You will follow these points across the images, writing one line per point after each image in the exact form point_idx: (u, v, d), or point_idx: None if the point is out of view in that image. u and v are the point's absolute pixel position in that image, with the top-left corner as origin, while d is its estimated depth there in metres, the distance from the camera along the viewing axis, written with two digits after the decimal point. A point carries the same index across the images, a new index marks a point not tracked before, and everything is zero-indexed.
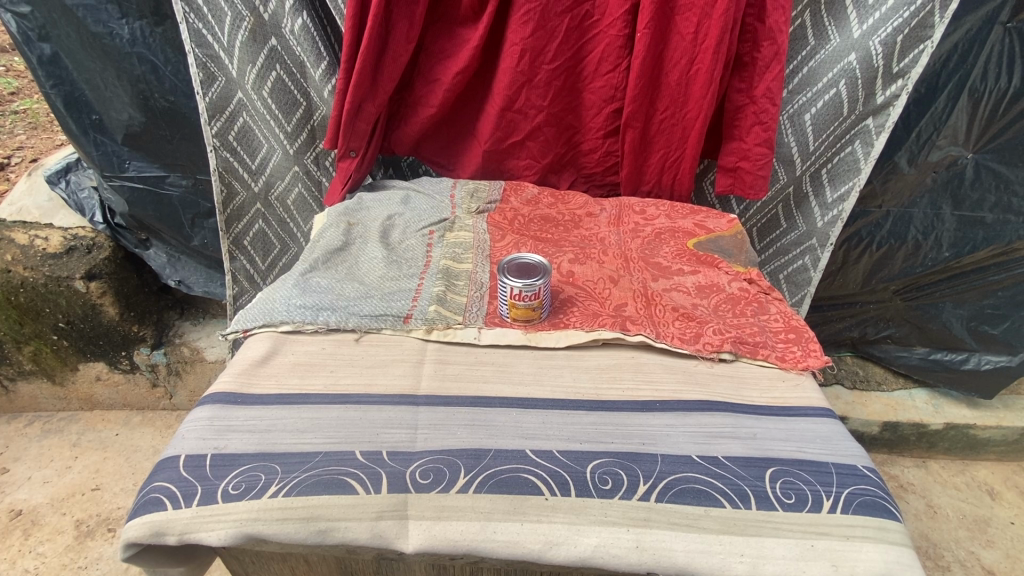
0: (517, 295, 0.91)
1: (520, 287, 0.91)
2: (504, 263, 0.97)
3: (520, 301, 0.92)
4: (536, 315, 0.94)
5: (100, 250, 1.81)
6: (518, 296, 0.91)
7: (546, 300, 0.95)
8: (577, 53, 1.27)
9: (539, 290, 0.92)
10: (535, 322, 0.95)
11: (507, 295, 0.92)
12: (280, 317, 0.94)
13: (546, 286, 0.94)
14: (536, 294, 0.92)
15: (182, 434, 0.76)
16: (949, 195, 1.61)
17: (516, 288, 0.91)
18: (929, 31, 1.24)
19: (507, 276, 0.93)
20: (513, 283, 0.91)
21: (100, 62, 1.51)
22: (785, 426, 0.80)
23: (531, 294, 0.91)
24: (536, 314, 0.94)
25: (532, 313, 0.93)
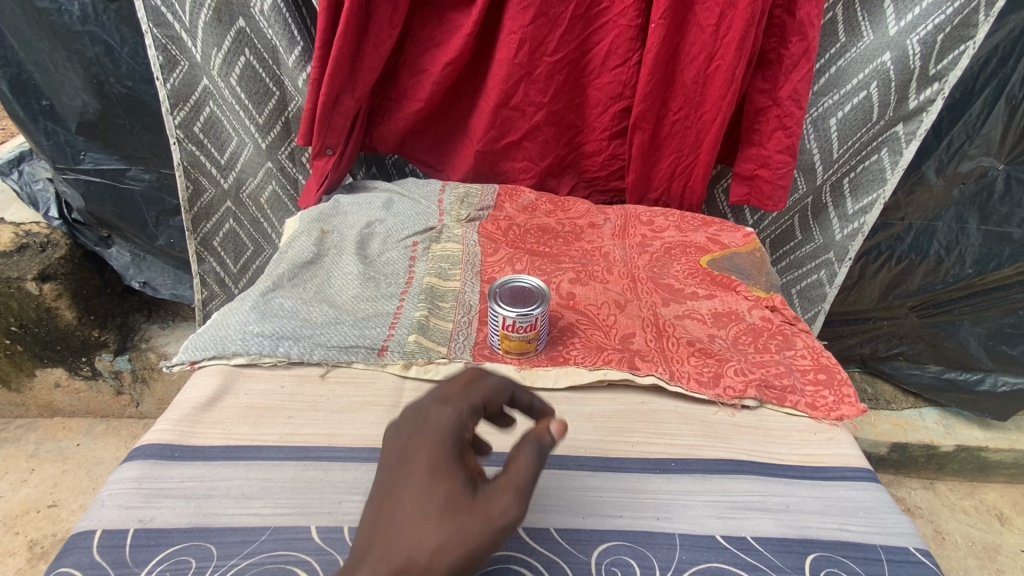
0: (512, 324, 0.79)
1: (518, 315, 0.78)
2: (495, 290, 0.83)
3: (514, 332, 0.80)
4: (531, 347, 0.81)
5: (56, 248, 1.66)
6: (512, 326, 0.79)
7: (543, 330, 0.82)
8: (582, 45, 1.13)
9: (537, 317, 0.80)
10: (530, 356, 0.82)
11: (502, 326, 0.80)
12: (234, 348, 0.81)
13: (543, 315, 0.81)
14: (532, 325, 0.79)
15: (103, 499, 0.63)
16: (976, 209, 1.50)
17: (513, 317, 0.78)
18: (972, 30, 1.12)
19: (498, 304, 0.80)
20: (507, 313, 0.78)
21: (48, 42, 1.35)
22: (821, 496, 0.68)
23: (526, 325, 0.79)
24: (533, 345, 0.81)
25: (530, 345, 0.81)
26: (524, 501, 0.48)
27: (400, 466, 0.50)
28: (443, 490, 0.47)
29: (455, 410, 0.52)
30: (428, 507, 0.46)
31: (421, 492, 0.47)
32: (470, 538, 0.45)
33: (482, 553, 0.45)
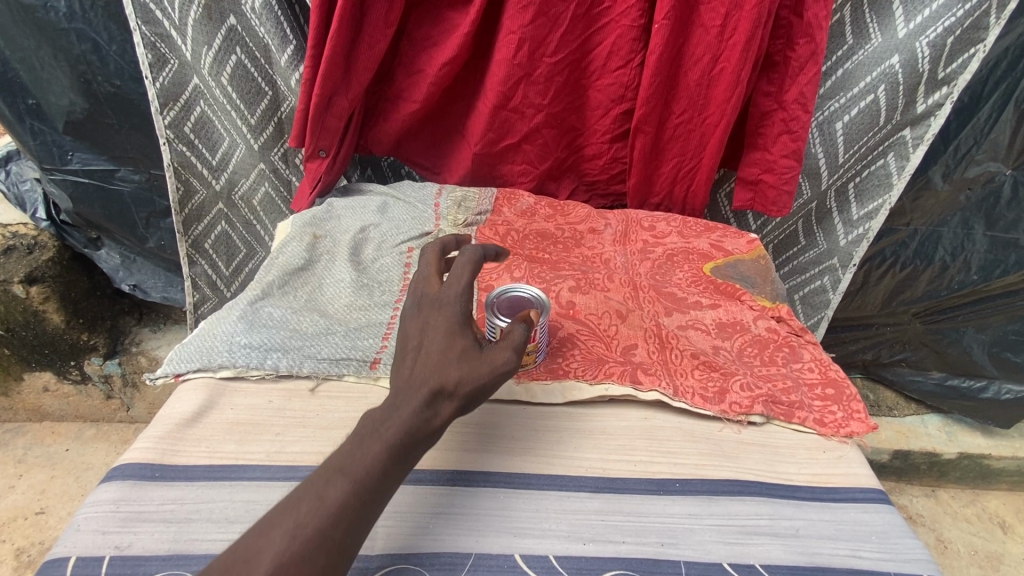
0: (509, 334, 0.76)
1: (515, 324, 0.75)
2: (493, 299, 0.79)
3: None
4: (530, 359, 0.77)
5: (43, 250, 1.62)
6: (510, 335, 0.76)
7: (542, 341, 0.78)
8: (583, 45, 1.10)
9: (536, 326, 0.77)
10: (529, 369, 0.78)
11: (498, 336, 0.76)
12: (219, 360, 0.77)
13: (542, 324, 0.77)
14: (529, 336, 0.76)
15: (78, 523, 0.60)
16: (982, 215, 1.48)
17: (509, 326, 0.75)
18: (983, 33, 1.09)
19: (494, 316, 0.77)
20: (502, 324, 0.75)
21: (34, 39, 1.31)
22: (831, 519, 0.65)
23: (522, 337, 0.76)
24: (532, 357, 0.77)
25: (529, 358, 0.77)
26: (516, 355, 0.65)
27: (423, 328, 0.65)
28: (459, 343, 0.63)
29: (462, 287, 0.67)
30: (450, 352, 0.62)
31: (442, 343, 0.62)
32: (482, 375, 0.62)
33: (489, 386, 0.63)
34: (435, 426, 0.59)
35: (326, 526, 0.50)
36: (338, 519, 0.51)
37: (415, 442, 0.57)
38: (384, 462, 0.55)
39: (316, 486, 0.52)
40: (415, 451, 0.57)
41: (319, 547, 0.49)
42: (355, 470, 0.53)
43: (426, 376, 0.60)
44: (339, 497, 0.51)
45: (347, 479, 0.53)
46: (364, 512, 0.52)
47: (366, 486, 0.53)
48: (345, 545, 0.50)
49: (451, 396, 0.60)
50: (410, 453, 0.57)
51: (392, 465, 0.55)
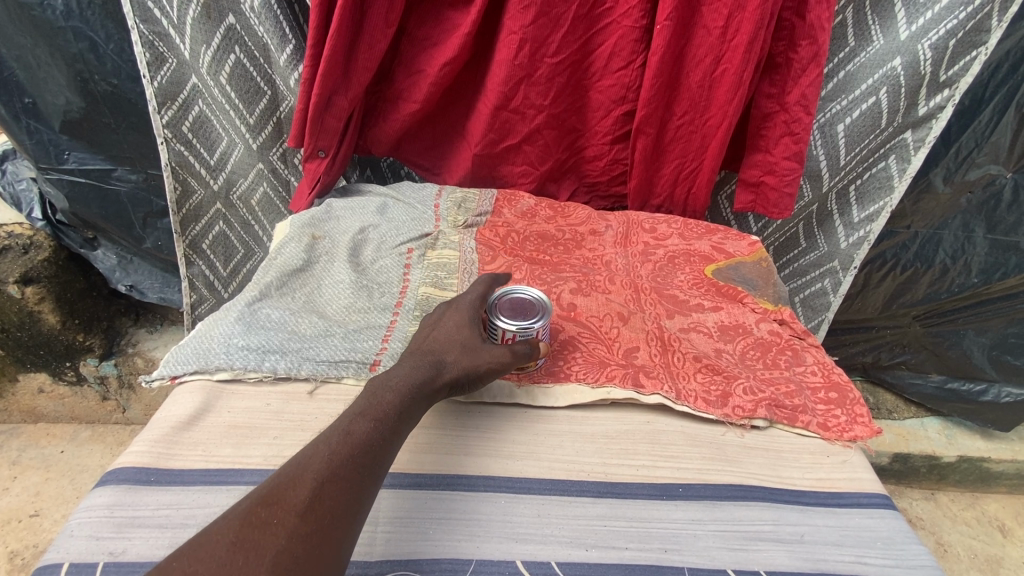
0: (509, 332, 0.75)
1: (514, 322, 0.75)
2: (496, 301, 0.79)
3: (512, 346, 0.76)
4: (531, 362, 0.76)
5: (39, 250, 1.61)
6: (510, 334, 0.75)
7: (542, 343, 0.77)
8: (584, 46, 1.09)
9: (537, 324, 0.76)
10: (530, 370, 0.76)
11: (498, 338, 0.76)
12: (216, 362, 0.76)
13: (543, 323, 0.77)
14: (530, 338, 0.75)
15: (72, 528, 0.59)
16: (983, 217, 1.47)
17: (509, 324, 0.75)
18: (985, 36, 1.09)
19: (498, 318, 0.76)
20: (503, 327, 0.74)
21: (30, 37, 1.30)
22: (836, 524, 0.65)
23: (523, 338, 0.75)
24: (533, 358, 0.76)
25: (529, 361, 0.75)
26: (513, 356, 0.72)
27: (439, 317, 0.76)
28: (464, 331, 0.73)
29: (476, 290, 0.79)
30: (456, 336, 0.72)
31: (450, 328, 0.73)
32: (478, 359, 0.70)
33: (484, 372, 0.70)
34: (434, 388, 0.67)
35: (359, 451, 0.56)
36: (368, 447, 0.57)
37: (419, 395, 0.65)
38: (398, 406, 0.62)
39: (346, 422, 0.59)
40: (420, 405, 0.65)
41: (354, 468, 0.55)
42: (377, 411, 0.61)
43: (431, 348, 0.70)
44: (368, 431, 0.58)
45: (372, 417, 0.60)
46: (387, 446, 0.59)
47: (388, 423, 0.60)
48: (374, 466, 0.56)
49: (449, 369, 0.68)
50: (417, 405, 0.64)
51: (406, 410, 0.63)
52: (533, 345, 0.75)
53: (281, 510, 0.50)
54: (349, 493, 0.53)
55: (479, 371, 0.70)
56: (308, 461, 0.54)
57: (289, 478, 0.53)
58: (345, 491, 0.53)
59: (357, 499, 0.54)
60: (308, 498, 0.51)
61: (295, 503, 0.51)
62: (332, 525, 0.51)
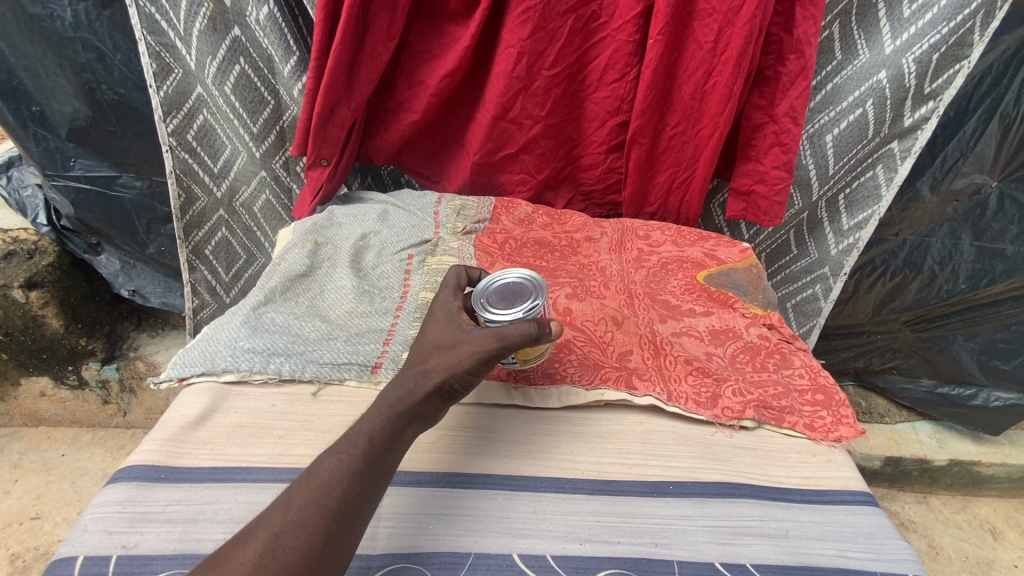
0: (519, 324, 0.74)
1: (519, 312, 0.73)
2: (476, 297, 0.76)
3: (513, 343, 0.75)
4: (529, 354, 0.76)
5: (44, 255, 1.63)
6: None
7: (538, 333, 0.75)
8: (580, 59, 1.13)
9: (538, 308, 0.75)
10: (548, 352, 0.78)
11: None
12: (223, 364, 0.79)
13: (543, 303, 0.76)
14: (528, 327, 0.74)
15: (85, 524, 0.61)
16: (970, 225, 1.51)
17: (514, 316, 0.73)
18: (967, 50, 1.12)
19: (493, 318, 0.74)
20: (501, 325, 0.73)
21: (39, 47, 1.33)
22: (820, 520, 0.67)
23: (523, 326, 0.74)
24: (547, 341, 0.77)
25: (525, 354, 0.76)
26: (499, 340, 0.68)
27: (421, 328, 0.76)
28: (448, 330, 0.72)
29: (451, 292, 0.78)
30: (435, 342, 0.71)
31: (432, 333, 0.72)
32: (461, 355, 0.68)
33: (471, 366, 0.68)
34: (417, 398, 0.66)
35: (318, 500, 0.55)
36: (328, 497, 0.55)
37: (401, 412, 0.64)
38: (373, 435, 0.61)
39: (310, 470, 0.58)
40: (405, 422, 0.64)
41: (310, 520, 0.53)
42: (350, 444, 0.60)
43: (415, 360, 0.70)
44: (330, 478, 0.57)
45: (338, 460, 0.58)
46: (354, 491, 0.57)
47: (355, 467, 0.58)
48: (343, 509, 0.55)
49: (431, 374, 0.67)
50: (401, 422, 0.63)
51: (377, 449, 0.60)
52: (540, 324, 0.69)
53: (229, 569, 0.49)
54: (304, 547, 0.52)
55: (466, 367, 0.68)
56: (266, 515, 0.54)
57: (246, 532, 0.53)
58: (300, 545, 0.52)
59: (315, 552, 0.52)
60: (257, 556, 0.50)
61: (244, 562, 0.50)
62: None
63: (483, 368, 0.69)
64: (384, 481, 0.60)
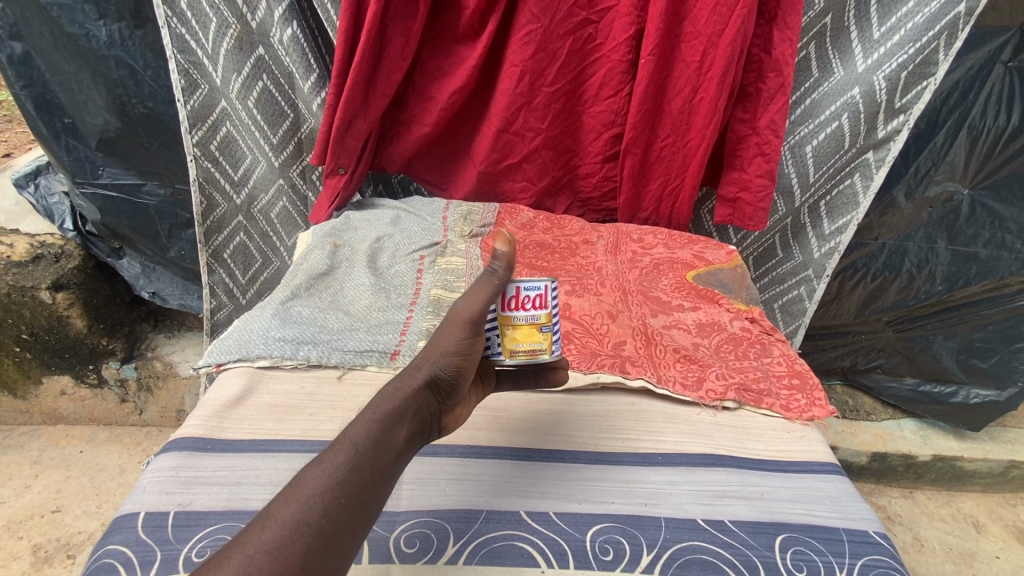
0: (518, 303, 0.70)
1: (522, 288, 0.70)
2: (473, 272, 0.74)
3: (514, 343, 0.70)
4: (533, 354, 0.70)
5: (70, 258, 1.72)
6: (519, 304, 0.70)
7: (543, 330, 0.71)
8: (578, 77, 1.23)
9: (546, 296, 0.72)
10: (545, 358, 0.71)
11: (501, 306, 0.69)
12: (257, 351, 0.88)
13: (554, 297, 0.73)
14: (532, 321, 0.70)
15: (143, 485, 0.69)
16: (944, 230, 1.61)
17: (515, 290, 0.70)
18: (933, 68, 1.23)
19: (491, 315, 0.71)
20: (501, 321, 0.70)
21: (75, 64, 1.43)
22: (792, 486, 0.76)
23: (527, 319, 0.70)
24: (547, 343, 0.71)
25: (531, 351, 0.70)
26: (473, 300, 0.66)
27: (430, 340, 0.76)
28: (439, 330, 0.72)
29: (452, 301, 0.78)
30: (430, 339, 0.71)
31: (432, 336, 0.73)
32: (446, 335, 0.67)
33: (458, 341, 0.66)
34: (411, 390, 0.64)
35: (299, 517, 0.50)
36: (310, 513, 0.51)
37: (394, 411, 0.61)
38: (361, 443, 0.57)
39: (290, 485, 0.53)
40: (396, 424, 0.61)
41: (290, 539, 0.48)
42: (335, 455, 0.56)
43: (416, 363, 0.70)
44: (311, 492, 0.52)
45: (320, 472, 0.54)
46: (339, 506, 0.52)
47: (339, 479, 0.54)
48: (327, 525, 0.50)
49: (419, 366, 0.66)
50: (392, 423, 0.61)
51: (363, 458, 0.56)
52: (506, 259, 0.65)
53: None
54: (283, 571, 0.46)
55: (448, 346, 0.66)
56: (240, 537, 0.48)
57: (216, 557, 0.46)
58: (278, 569, 0.46)
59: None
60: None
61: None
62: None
63: (464, 336, 0.66)
64: (373, 494, 0.56)
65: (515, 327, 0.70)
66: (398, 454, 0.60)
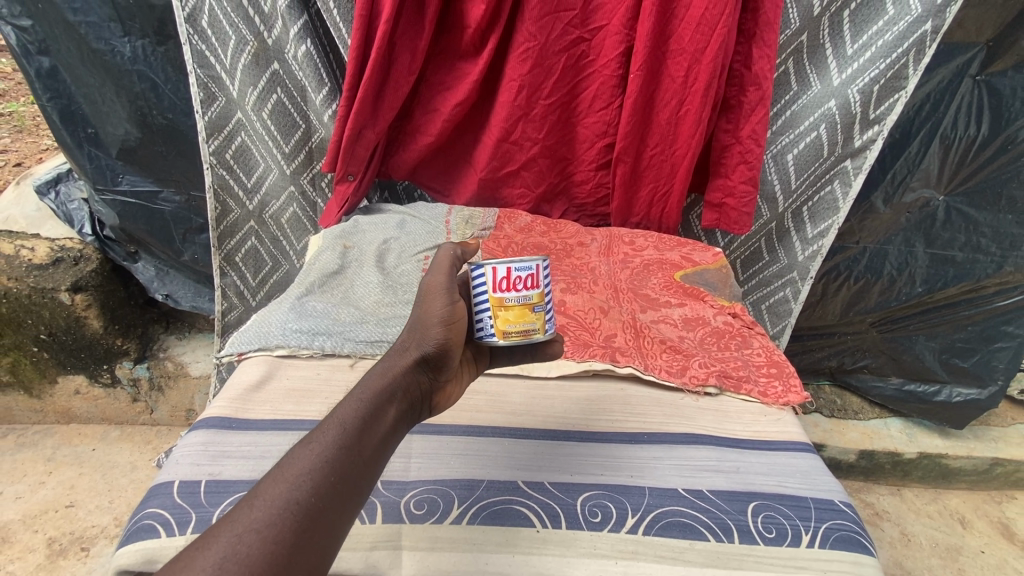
0: (511, 284, 0.75)
1: (514, 270, 0.76)
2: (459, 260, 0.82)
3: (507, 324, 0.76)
4: (527, 333, 0.76)
5: (88, 262, 1.80)
6: (511, 286, 0.75)
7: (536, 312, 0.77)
8: (572, 90, 1.32)
9: (536, 277, 0.78)
10: (537, 336, 0.77)
11: (495, 287, 0.75)
12: (276, 341, 0.95)
13: (543, 279, 0.79)
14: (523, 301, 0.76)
15: (176, 458, 0.77)
16: (922, 234, 1.69)
17: (508, 272, 0.76)
18: (903, 82, 1.32)
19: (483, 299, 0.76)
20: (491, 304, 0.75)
21: (100, 78, 1.52)
22: (765, 461, 0.83)
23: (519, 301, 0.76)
24: (540, 323, 0.77)
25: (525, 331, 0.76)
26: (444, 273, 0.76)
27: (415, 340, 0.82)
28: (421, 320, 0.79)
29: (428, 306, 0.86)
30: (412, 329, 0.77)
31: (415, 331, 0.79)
32: (427, 311, 0.74)
33: (438, 312, 0.72)
34: (401, 367, 0.69)
35: (288, 496, 0.52)
36: (298, 491, 0.53)
37: (381, 391, 0.65)
38: (347, 424, 0.60)
39: (279, 465, 0.55)
40: (384, 403, 0.64)
41: (280, 518, 0.50)
42: (323, 436, 0.58)
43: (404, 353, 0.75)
44: (300, 471, 0.54)
45: (309, 452, 0.56)
46: (328, 484, 0.54)
47: (327, 458, 0.56)
48: (316, 502, 0.53)
49: (406, 349, 0.71)
50: (380, 403, 0.64)
51: (350, 437, 0.59)
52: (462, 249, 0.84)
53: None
54: (272, 547, 0.48)
55: (431, 320, 0.72)
56: (230, 515, 0.50)
57: (206, 535, 0.48)
58: (268, 544, 0.49)
59: (284, 552, 0.49)
60: (218, 559, 0.46)
61: (203, 569, 0.45)
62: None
63: (444, 304, 0.73)
64: (362, 473, 0.58)
65: (507, 309, 0.75)
66: (388, 432, 0.63)
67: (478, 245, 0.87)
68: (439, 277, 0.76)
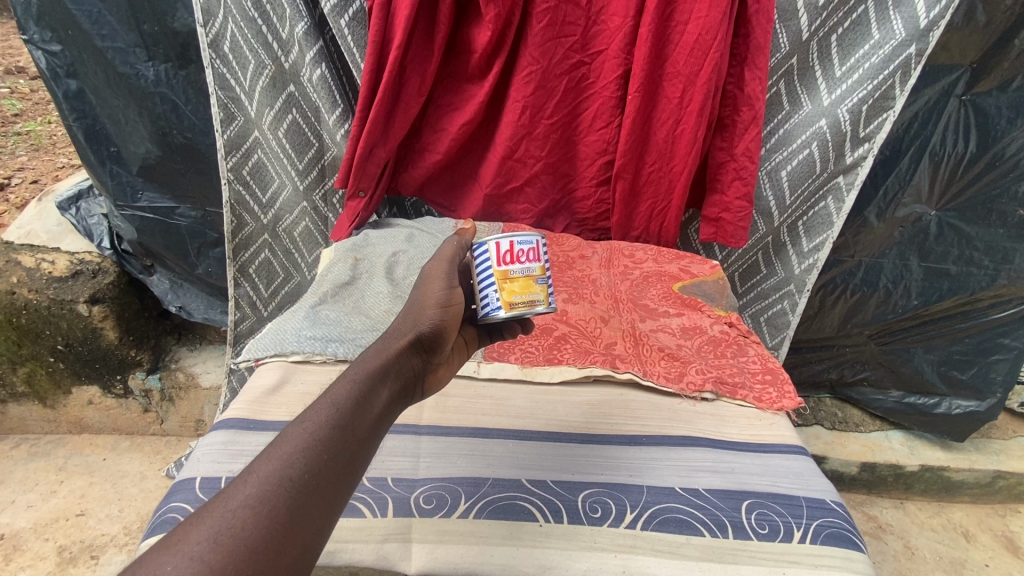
0: (515, 257, 0.83)
1: (516, 245, 0.83)
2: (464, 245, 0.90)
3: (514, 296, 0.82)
4: (532, 303, 0.83)
5: (106, 274, 1.86)
6: (515, 259, 0.83)
7: (537, 283, 0.85)
8: (573, 111, 1.39)
9: (536, 252, 0.86)
10: (540, 307, 0.84)
11: (500, 260, 0.82)
12: (291, 347, 1.00)
13: (542, 254, 0.87)
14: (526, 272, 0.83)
15: (198, 456, 0.82)
16: (915, 248, 1.74)
17: (511, 246, 0.83)
18: (891, 102, 1.37)
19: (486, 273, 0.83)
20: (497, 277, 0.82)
21: (124, 100, 1.60)
22: (759, 462, 0.86)
23: (522, 273, 0.83)
24: (542, 293, 0.85)
25: (530, 300, 0.83)
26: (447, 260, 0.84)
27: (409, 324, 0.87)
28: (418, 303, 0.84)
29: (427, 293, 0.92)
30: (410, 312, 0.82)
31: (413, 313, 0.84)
32: (427, 293, 0.80)
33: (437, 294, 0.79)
34: (395, 346, 0.73)
35: (282, 473, 0.54)
36: (292, 468, 0.55)
37: (375, 370, 0.69)
38: (341, 404, 0.62)
39: (273, 444, 0.57)
40: (377, 383, 0.68)
41: (274, 494, 0.52)
42: (317, 416, 0.60)
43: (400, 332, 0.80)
44: (293, 449, 0.56)
45: (303, 432, 0.58)
46: (321, 461, 0.56)
47: (320, 437, 0.58)
48: (310, 479, 0.55)
49: (402, 330, 0.76)
50: (374, 382, 0.67)
51: (344, 417, 0.61)
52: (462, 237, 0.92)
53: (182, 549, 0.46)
54: (266, 522, 0.50)
55: (428, 303, 0.78)
56: (225, 492, 0.52)
57: (201, 511, 0.50)
58: (262, 520, 0.50)
59: (279, 526, 0.51)
60: (212, 533, 0.48)
61: (198, 542, 0.47)
62: (241, 561, 0.47)
63: (442, 289, 0.79)
64: (355, 453, 0.60)
65: (513, 281, 0.82)
66: (382, 412, 0.66)
67: (475, 231, 0.95)
68: (441, 264, 0.83)
